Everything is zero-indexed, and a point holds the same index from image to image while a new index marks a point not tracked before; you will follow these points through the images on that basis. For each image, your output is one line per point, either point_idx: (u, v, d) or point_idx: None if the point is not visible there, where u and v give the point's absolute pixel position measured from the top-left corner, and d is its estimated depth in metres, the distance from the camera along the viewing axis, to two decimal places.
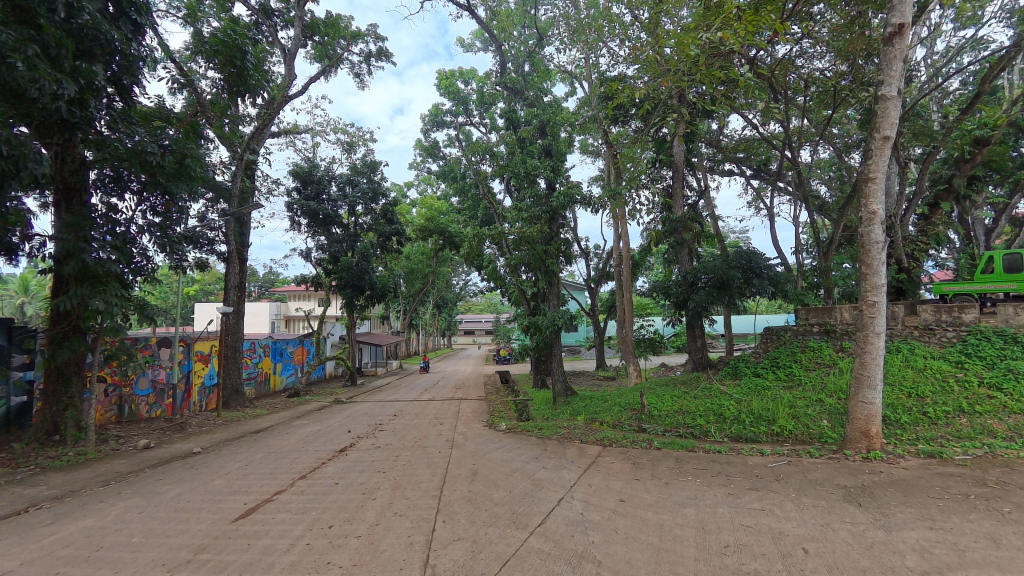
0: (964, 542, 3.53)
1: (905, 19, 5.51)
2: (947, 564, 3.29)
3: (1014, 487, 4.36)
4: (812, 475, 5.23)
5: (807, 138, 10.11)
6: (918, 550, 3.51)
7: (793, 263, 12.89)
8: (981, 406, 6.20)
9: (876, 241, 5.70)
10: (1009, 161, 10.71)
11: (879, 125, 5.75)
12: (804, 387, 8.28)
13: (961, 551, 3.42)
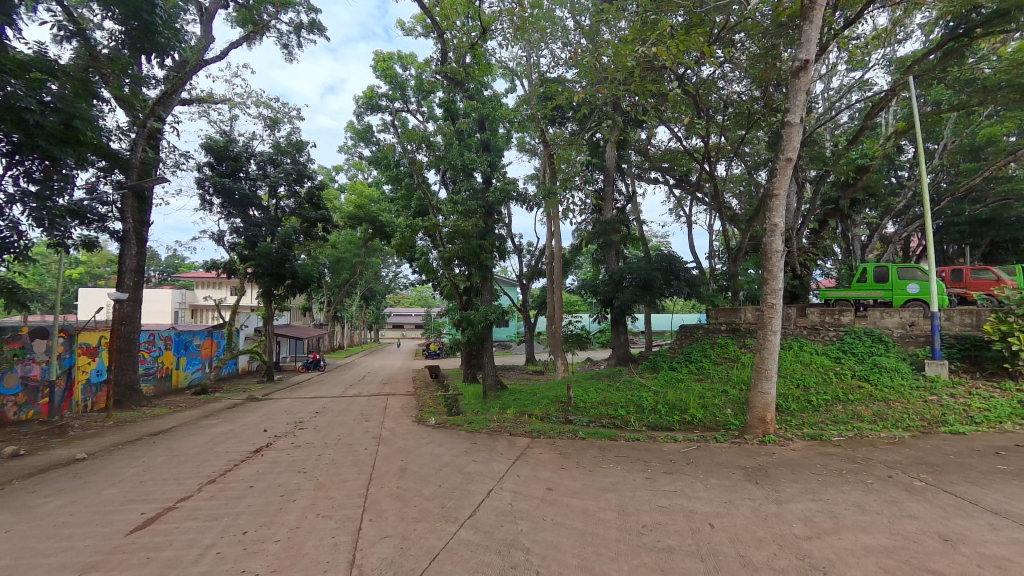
0: (838, 510, 4.14)
1: (809, 56, 6.25)
2: (825, 529, 3.84)
3: (875, 462, 5.20)
4: (719, 458, 5.83)
5: (724, 153, 11.09)
6: (803, 519, 4.06)
7: (707, 268, 14.16)
8: (854, 394, 7.28)
9: (777, 250, 6.44)
10: (882, 187, 12.55)
11: (783, 147, 6.50)
12: (713, 380, 9.14)
13: (836, 518, 4.00)
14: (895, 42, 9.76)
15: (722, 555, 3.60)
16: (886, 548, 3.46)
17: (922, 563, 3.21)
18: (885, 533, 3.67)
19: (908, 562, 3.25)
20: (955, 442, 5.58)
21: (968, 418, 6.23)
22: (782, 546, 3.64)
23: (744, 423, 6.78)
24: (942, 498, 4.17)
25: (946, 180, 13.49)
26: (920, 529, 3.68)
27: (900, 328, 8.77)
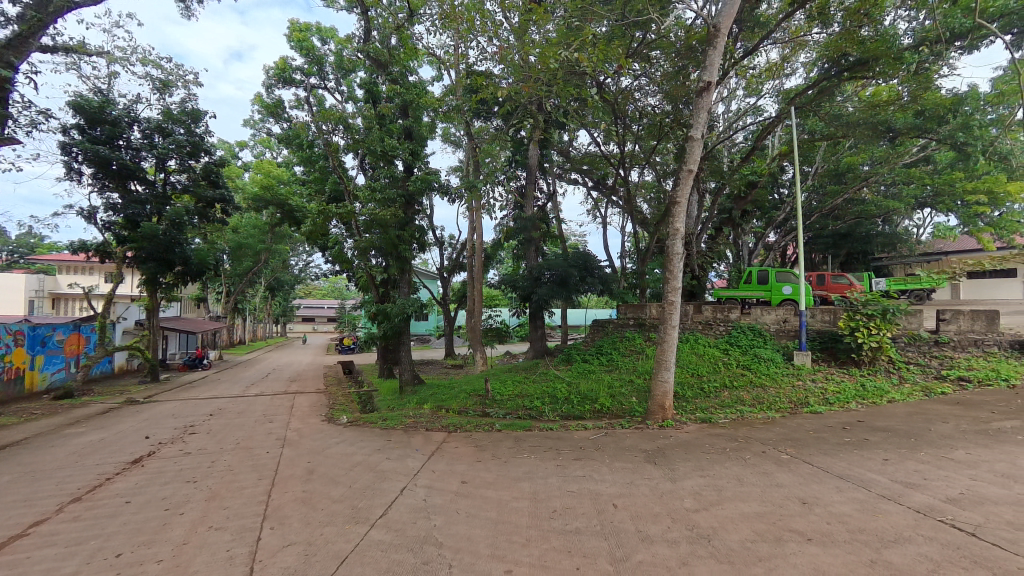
0: (721, 484, 4.65)
1: (711, 78, 6.88)
2: (711, 501, 4.29)
3: (752, 440, 5.92)
4: (624, 443, 6.25)
5: (638, 161, 11.86)
6: (693, 494, 4.50)
7: (619, 267, 15.09)
8: (738, 381, 8.21)
9: (677, 252, 7.05)
10: (766, 201, 14.26)
11: (686, 159, 7.12)
12: (620, 371, 9.77)
13: (720, 490, 4.50)
14: (783, 75, 11.07)
15: (623, 532, 3.87)
16: (758, 513, 3.95)
17: (785, 525, 3.72)
18: (757, 500, 4.20)
19: (774, 524, 3.74)
20: (813, 420, 6.53)
21: (824, 400, 7.31)
22: (675, 519, 4.01)
23: (646, 410, 7.34)
24: (802, 468, 4.86)
25: (816, 199, 15.69)
26: (784, 495, 4.26)
27: (776, 324, 10.04)
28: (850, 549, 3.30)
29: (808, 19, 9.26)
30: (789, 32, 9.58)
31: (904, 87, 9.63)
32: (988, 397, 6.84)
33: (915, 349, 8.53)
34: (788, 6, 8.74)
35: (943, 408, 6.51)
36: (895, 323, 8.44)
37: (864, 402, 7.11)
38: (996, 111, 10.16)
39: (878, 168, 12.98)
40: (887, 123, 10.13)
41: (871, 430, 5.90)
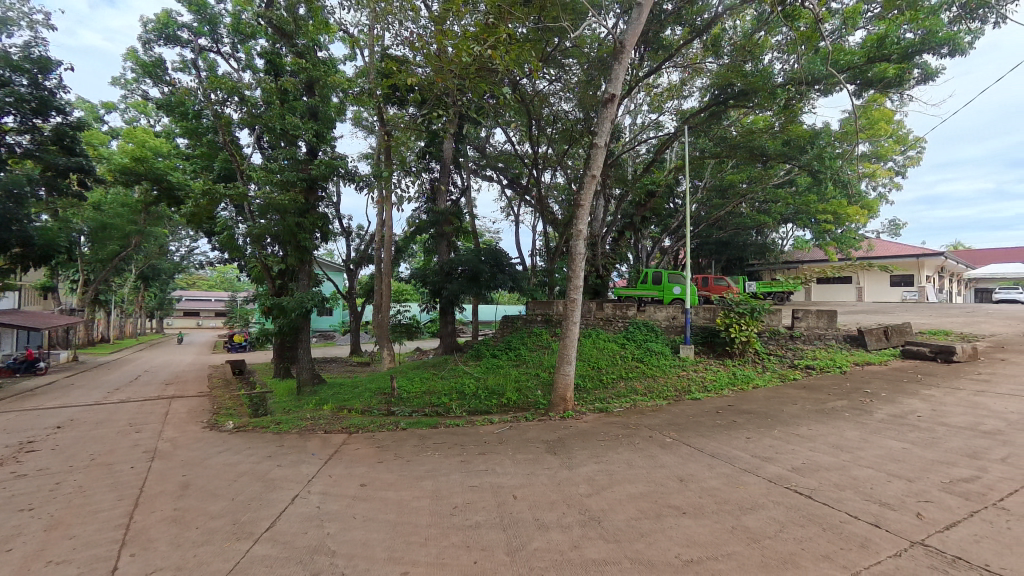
0: (613, 468, 4.92)
1: (615, 91, 7.32)
2: (602, 485, 4.52)
3: (642, 426, 6.37)
4: (527, 435, 6.37)
5: (550, 163, 12.30)
6: (587, 479, 4.71)
7: (530, 265, 15.59)
8: (632, 373, 8.84)
9: (579, 252, 7.37)
10: (662, 209, 15.60)
11: (590, 165, 7.47)
12: (527, 365, 10.01)
13: (611, 474, 4.76)
14: (682, 97, 12.15)
15: (522, 522, 3.91)
16: (643, 493, 4.24)
17: (665, 502, 4.03)
18: (643, 481, 4.51)
19: (656, 502, 4.04)
20: (693, 406, 7.22)
21: (703, 387, 8.13)
22: (571, 504, 4.15)
23: (549, 402, 7.58)
24: (681, 449, 5.33)
25: (704, 211, 17.47)
26: (666, 474, 4.63)
27: (666, 320, 10.98)
28: (716, 518, 3.67)
29: (704, 49, 10.23)
30: (687, 58, 10.50)
31: (776, 119, 11.08)
32: (826, 381, 8.10)
33: (776, 343, 9.83)
34: (688, 35, 9.56)
35: (793, 392, 7.58)
36: (759, 320, 9.68)
37: (736, 389, 8.02)
38: (841, 145, 12.13)
39: (753, 187, 14.83)
40: (760, 149, 11.62)
41: (738, 413, 6.66)
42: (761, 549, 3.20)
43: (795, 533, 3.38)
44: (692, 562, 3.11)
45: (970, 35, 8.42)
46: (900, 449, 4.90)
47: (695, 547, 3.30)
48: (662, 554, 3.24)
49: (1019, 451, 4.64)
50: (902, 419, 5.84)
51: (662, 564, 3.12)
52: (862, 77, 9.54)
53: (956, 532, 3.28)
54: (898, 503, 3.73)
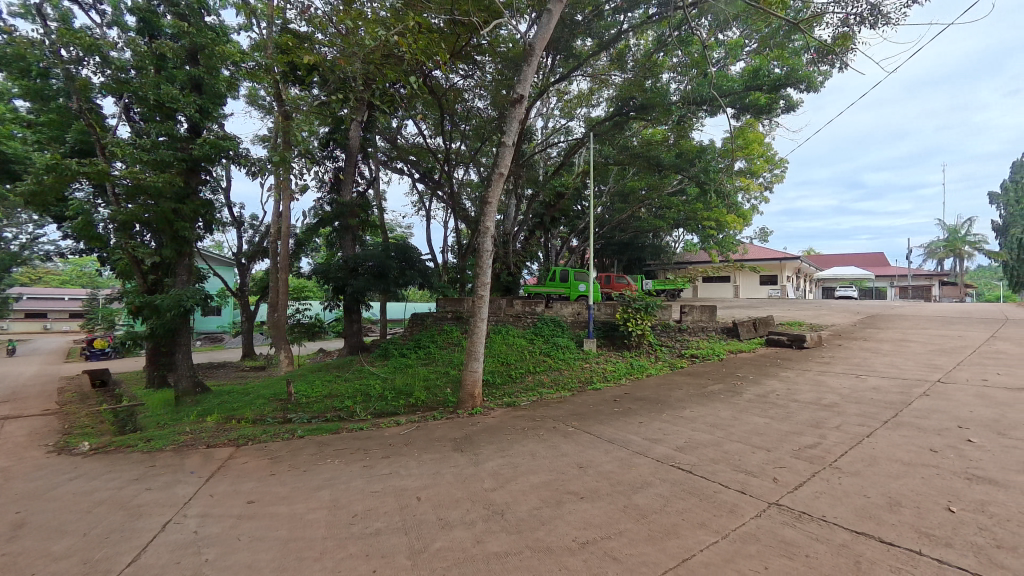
0: (517, 460, 4.99)
1: (523, 93, 7.48)
2: (506, 478, 4.54)
3: (547, 417, 6.56)
4: (434, 434, 6.24)
5: (463, 160, 12.31)
6: (492, 474, 4.71)
7: (442, 263, 15.52)
8: (539, 368, 9.47)
9: (486, 249, 7.42)
10: (570, 210, 16.38)
11: (498, 164, 7.57)
12: (436, 363, 9.90)
13: (516, 467, 4.82)
14: (590, 106, 12.81)
15: (426, 523, 3.78)
16: (544, 482, 4.34)
17: (564, 488, 4.16)
18: (545, 470, 4.62)
19: (556, 490, 4.16)
20: (594, 396, 7.62)
21: (604, 377, 8.68)
22: (475, 500, 4.12)
23: (458, 400, 7.53)
24: (582, 437, 5.57)
25: (608, 214, 18.65)
26: (566, 462, 4.80)
27: (572, 315, 11.90)
28: (610, 499, 3.87)
29: (610, 62, 10.87)
30: (596, 69, 11.07)
31: (671, 133, 12.14)
32: (707, 367, 9.03)
33: (667, 335, 10.76)
34: (597, 47, 10.08)
35: (680, 379, 8.33)
36: (653, 315, 10.72)
37: (632, 377, 8.65)
38: (723, 161, 13.68)
39: (651, 194, 16.18)
40: (656, 159, 12.71)
41: (633, 400, 7.15)
42: (648, 524, 3.44)
43: (677, 506, 3.68)
44: (587, 543, 3.24)
45: (821, 75, 9.90)
46: (763, 423, 5.60)
47: (590, 528, 3.44)
48: (560, 538, 3.33)
49: (848, 419, 5.55)
50: (765, 398, 6.70)
51: (560, 548, 3.21)
52: (740, 103, 10.72)
53: (801, 490, 3.82)
54: (759, 471, 4.24)
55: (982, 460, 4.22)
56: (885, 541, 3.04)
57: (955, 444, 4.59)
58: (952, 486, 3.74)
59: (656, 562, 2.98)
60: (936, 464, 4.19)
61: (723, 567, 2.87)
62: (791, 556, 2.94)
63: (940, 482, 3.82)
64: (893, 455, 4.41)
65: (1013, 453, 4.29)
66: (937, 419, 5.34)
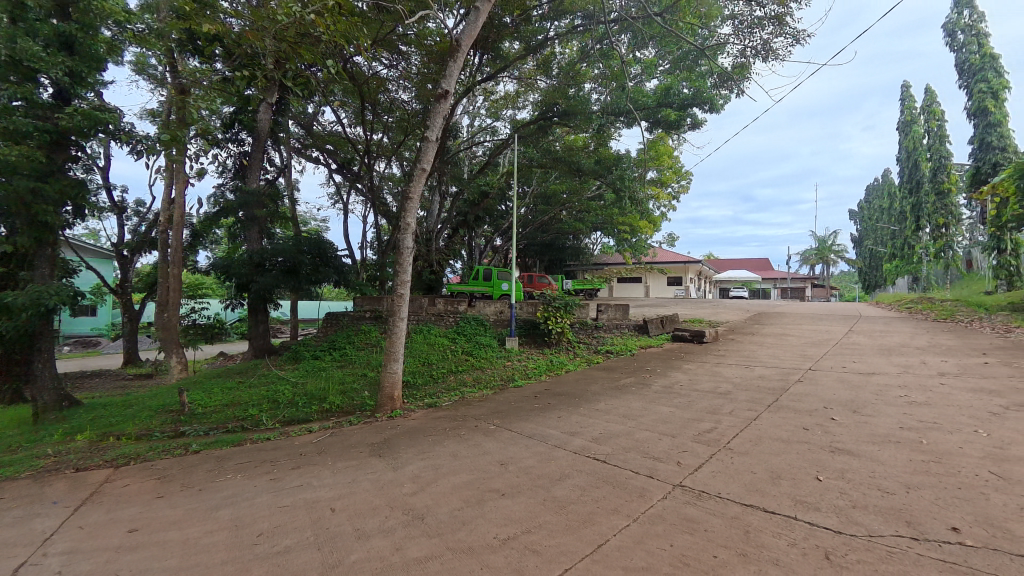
0: (439, 462, 4.90)
1: (448, 88, 7.36)
2: (427, 481, 4.44)
3: (469, 417, 6.54)
4: (350, 440, 5.92)
5: (384, 152, 11.86)
6: (413, 477, 4.58)
7: (360, 260, 14.83)
8: (461, 366, 9.53)
9: (406, 246, 7.22)
10: (494, 209, 16.51)
11: (419, 159, 7.39)
12: (353, 365, 9.44)
13: (437, 469, 4.73)
14: (515, 108, 12.98)
15: (342, 535, 3.57)
16: (466, 482, 4.32)
17: (485, 487, 4.17)
18: (467, 470, 4.60)
19: (477, 489, 4.16)
20: (515, 393, 7.74)
21: (525, 374, 8.87)
22: (394, 506, 3.97)
23: (376, 403, 7.25)
24: (503, 435, 5.63)
25: (531, 215, 19.10)
26: (488, 460, 4.82)
27: (495, 314, 12.13)
28: (531, 494, 3.95)
29: (536, 67, 11.08)
30: (522, 72, 11.23)
31: (591, 141, 12.69)
32: (620, 362, 9.60)
33: (586, 333, 11.44)
34: (524, 50, 10.22)
35: (596, 373, 8.76)
36: (571, 313, 11.18)
37: (551, 373, 8.93)
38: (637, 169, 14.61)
39: (572, 197, 16.85)
40: (577, 164, 13.26)
41: (553, 396, 7.38)
42: (566, 514, 3.56)
43: (593, 495, 3.86)
44: (508, 539, 3.27)
45: (722, 98, 10.96)
46: (669, 412, 6.08)
47: (512, 524, 3.48)
48: (482, 537, 3.33)
49: (739, 404, 6.22)
50: (671, 389, 7.28)
51: (481, 547, 3.21)
52: (654, 117, 11.50)
53: (701, 471, 4.20)
54: (665, 456, 4.60)
55: (841, 434, 4.96)
56: (768, 511, 3.44)
57: (822, 422, 5.33)
58: (820, 458, 4.34)
59: (574, 550, 3.09)
60: (807, 440, 4.84)
61: (634, 548, 3.06)
62: (693, 532, 3.21)
63: (810, 455, 4.42)
64: (774, 434, 5.02)
65: (864, 427, 5.10)
66: (808, 401, 6.18)
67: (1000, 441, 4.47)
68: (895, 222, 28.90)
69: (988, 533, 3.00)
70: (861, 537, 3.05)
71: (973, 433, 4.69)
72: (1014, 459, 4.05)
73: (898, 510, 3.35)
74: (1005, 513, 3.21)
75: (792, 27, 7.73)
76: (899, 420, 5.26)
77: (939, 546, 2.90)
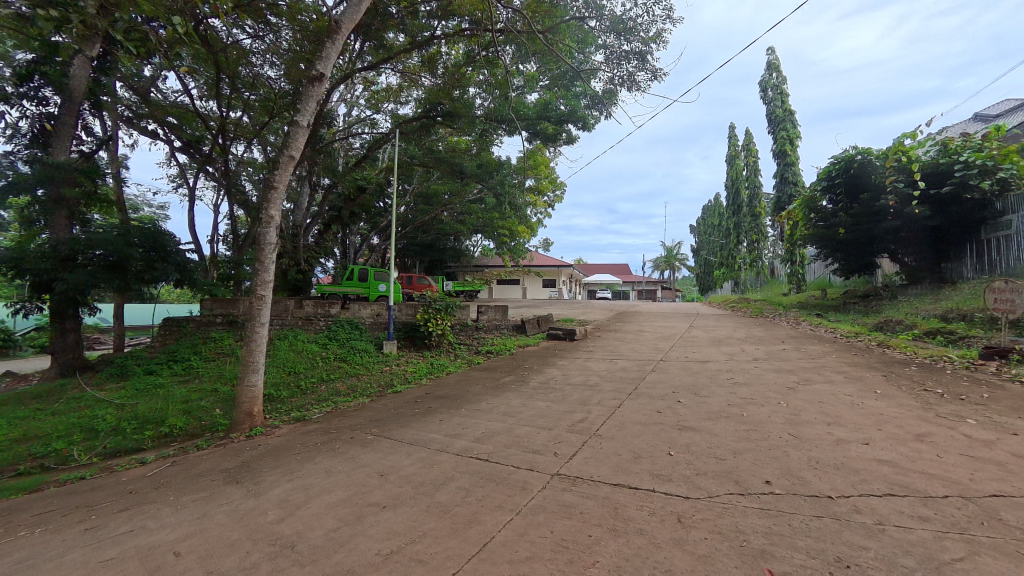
0: (310, 482, 4.45)
1: (325, 71, 6.73)
2: (296, 504, 4.00)
3: (343, 428, 6.07)
4: (197, 469, 5.03)
5: (243, 133, 10.38)
6: (279, 503, 4.07)
7: (208, 256, 12.75)
8: (333, 375, 8.83)
9: (269, 242, 6.41)
10: (371, 207, 15.66)
11: (287, 145, 6.62)
12: (200, 380, 8.06)
13: (308, 489, 4.29)
14: (398, 102, 12.51)
15: None
16: (342, 500, 4.00)
17: (365, 501, 3.92)
18: (344, 487, 4.26)
19: (356, 505, 3.88)
20: (394, 399, 7.41)
21: (404, 379, 8.57)
22: (256, 538, 3.49)
23: (231, 421, 6.29)
24: (382, 444, 5.36)
25: (411, 214, 18.59)
26: (367, 473, 4.54)
27: (371, 317, 11.44)
28: (414, 503, 3.84)
29: (420, 64, 10.80)
30: (406, 67, 10.86)
31: (474, 144, 12.84)
32: (500, 361, 9.90)
33: (466, 334, 11.55)
34: (409, 44, 9.89)
35: (477, 373, 8.88)
36: (452, 315, 11.13)
37: (432, 376, 8.77)
38: (517, 177, 15.23)
39: (453, 199, 16.86)
40: (459, 166, 13.30)
41: (434, 399, 7.27)
42: (451, 518, 3.53)
43: (478, 495, 3.89)
44: (392, 553, 3.12)
45: (593, 119, 12.07)
46: (546, 407, 6.47)
47: (396, 537, 3.32)
48: (362, 555, 3.12)
49: (605, 395, 6.91)
50: (547, 385, 7.75)
51: (362, 566, 3.00)
52: (533, 129, 12.16)
53: (575, 459, 4.56)
54: (544, 448, 4.88)
55: (686, 414, 5.84)
56: (632, 487, 3.89)
57: (671, 405, 6.22)
58: (671, 436, 5.06)
59: (461, 553, 3.07)
60: (661, 421, 5.60)
61: (519, 541, 3.17)
62: (570, 516, 3.46)
63: (663, 434, 5.12)
64: (634, 419, 5.70)
65: (703, 406, 6.09)
66: (659, 388, 7.15)
67: (794, 409, 5.74)
68: (723, 237, 35.06)
69: (789, 482, 3.82)
70: (703, 498, 3.63)
71: (776, 405, 5.94)
72: (803, 422, 5.24)
73: (728, 472, 4.07)
74: (798, 465, 4.13)
75: (651, 64, 8.90)
76: (726, 399, 6.40)
77: (757, 497, 3.60)
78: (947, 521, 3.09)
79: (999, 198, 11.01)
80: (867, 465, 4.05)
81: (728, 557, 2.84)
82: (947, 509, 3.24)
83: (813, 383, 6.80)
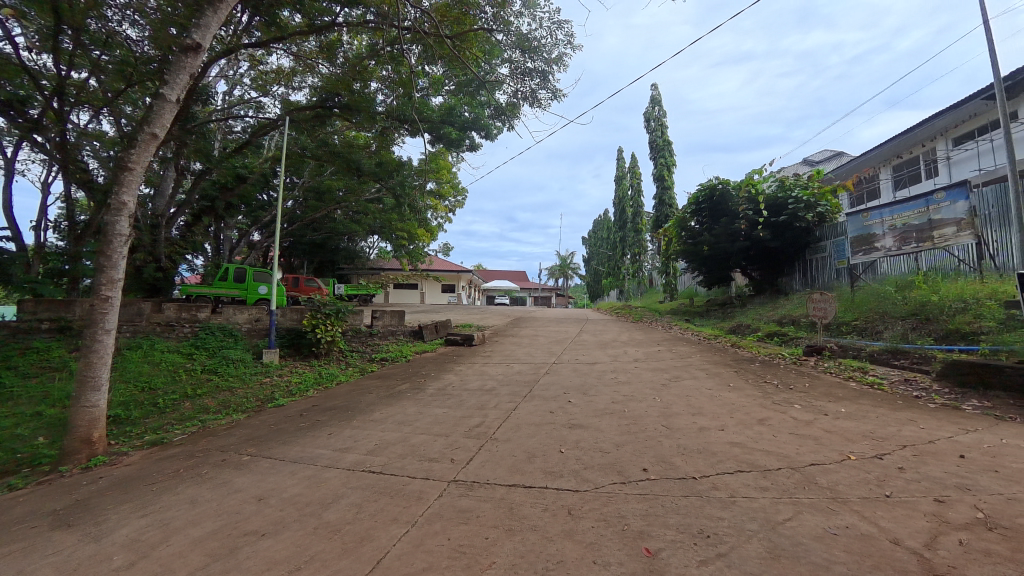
0: (169, 516, 3.84)
1: (202, 42, 5.91)
2: (151, 544, 3.42)
3: (213, 450, 5.35)
4: (7, 515, 4.01)
5: (88, 100, 8.68)
6: (128, 544, 3.45)
7: (28, 246, 10.36)
8: (200, 389, 7.72)
9: (119, 233, 5.39)
10: (252, 199, 14.09)
11: (149, 120, 5.68)
12: (13, 402, 6.49)
13: (167, 524, 3.70)
14: (289, 87, 11.49)
15: None
16: (211, 532, 3.53)
17: (238, 532, 3.51)
18: (213, 517, 3.76)
19: (228, 536, 3.46)
20: (275, 413, 6.73)
21: (288, 392, 7.81)
22: None
23: (60, 451, 5.17)
24: (260, 465, 4.85)
25: (300, 210, 17.18)
26: (242, 499, 4.06)
27: (249, 323, 10.26)
28: (299, 526, 3.54)
29: (317, 49, 10.06)
30: (301, 50, 10.04)
31: (373, 141, 12.32)
32: (396, 368, 9.59)
33: (358, 340, 11.04)
34: (306, 26, 9.16)
35: (371, 382, 8.48)
36: (343, 320, 10.48)
37: (321, 387, 8.13)
38: (419, 179, 14.95)
39: (347, 197, 15.91)
40: (356, 162, 12.65)
41: (322, 411, 6.77)
42: (341, 538, 3.33)
43: (371, 511, 3.73)
44: None
45: (496, 129, 12.41)
46: (443, 413, 6.44)
47: (278, 566, 3.03)
48: None
49: (502, 398, 7.10)
50: (444, 391, 7.70)
51: None
52: (437, 132, 12.09)
53: (473, 463, 4.62)
54: (441, 455, 4.86)
55: (576, 412, 6.28)
56: (527, 486, 4.06)
57: (562, 405, 6.63)
58: (562, 434, 5.39)
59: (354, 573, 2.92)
60: (553, 421, 5.93)
61: (415, 552, 3.11)
62: (467, 521, 3.49)
63: (555, 433, 5.43)
64: (529, 420, 5.95)
65: (590, 405, 6.60)
66: (552, 389, 7.57)
67: (665, 403, 6.51)
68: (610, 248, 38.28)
69: (662, 467, 4.33)
70: (591, 490, 3.94)
71: (652, 400, 6.68)
72: (673, 414, 5.97)
73: (612, 464, 4.48)
74: (669, 452, 4.69)
75: (552, 84, 9.43)
76: (610, 396, 7.01)
77: (636, 484, 4.02)
78: (778, 488, 3.78)
79: (818, 228, 13.75)
80: (722, 448, 4.76)
81: (612, 541, 3.11)
82: (778, 479, 3.96)
83: (682, 379, 7.78)
